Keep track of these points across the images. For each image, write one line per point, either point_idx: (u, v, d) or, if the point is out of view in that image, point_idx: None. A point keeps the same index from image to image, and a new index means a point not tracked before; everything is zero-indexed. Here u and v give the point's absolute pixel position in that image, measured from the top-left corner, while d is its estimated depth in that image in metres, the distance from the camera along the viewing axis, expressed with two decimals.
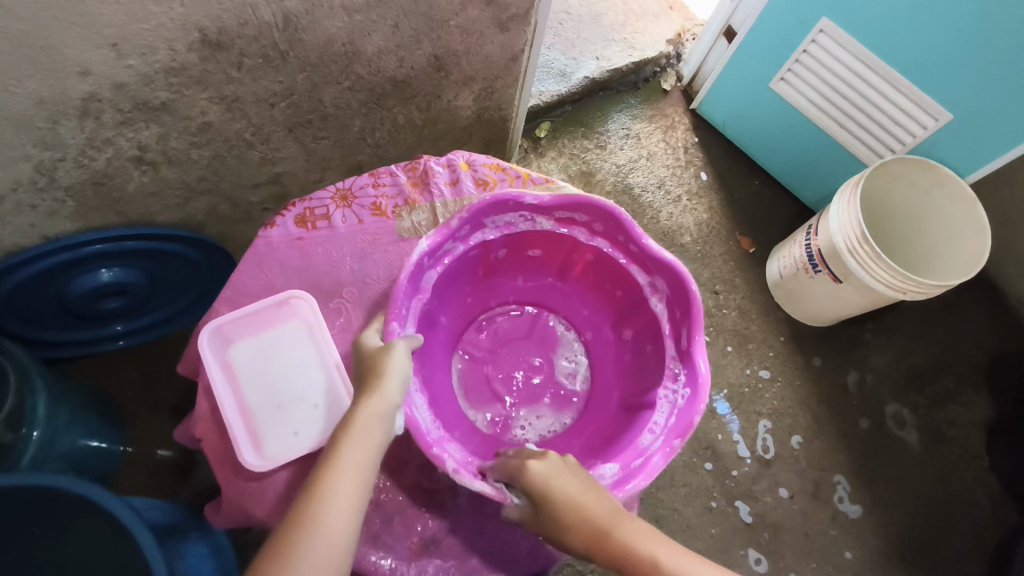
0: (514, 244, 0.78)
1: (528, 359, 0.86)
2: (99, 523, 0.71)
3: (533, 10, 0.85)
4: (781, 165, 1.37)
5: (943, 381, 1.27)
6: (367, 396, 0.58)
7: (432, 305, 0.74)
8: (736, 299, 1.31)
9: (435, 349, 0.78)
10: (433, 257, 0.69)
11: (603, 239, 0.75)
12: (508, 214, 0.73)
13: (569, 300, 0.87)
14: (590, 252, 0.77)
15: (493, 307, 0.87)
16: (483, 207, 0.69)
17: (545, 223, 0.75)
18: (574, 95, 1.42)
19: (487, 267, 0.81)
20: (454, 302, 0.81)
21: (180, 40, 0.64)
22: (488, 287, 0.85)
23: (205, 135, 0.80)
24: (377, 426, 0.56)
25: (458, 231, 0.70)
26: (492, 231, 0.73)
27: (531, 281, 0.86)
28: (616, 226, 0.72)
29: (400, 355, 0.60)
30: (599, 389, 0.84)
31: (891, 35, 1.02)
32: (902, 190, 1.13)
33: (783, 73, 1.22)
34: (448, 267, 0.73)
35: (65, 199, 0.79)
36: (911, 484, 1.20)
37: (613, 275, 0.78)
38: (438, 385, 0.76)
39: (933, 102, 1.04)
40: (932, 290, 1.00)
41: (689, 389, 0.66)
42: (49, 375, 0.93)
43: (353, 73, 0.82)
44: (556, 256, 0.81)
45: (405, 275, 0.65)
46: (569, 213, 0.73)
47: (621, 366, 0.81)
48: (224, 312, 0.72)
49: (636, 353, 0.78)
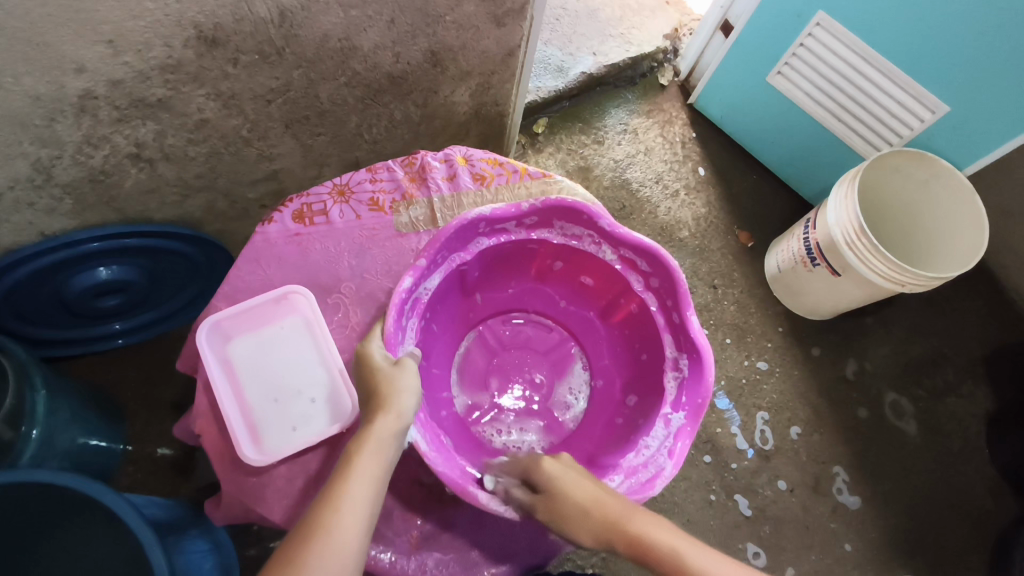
0: (572, 262, 0.78)
1: (532, 371, 0.86)
2: (100, 518, 0.72)
3: (529, 4, 0.85)
4: (780, 159, 1.37)
5: (942, 372, 1.27)
6: (380, 412, 0.58)
7: (468, 275, 0.76)
8: (734, 293, 1.31)
9: (446, 317, 0.79)
10: (492, 227, 0.71)
11: (654, 297, 0.72)
12: (579, 228, 0.73)
13: (600, 342, 0.85)
14: (635, 302, 0.75)
15: (531, 310, 0.88)
16: (557, 207, 0.70)
17: (608, 255, 0.74)
18: (571, 91, 1.42)
19: (540, 270, 0.82)
20: (492, 283, 0.83)
21: (176, 37, 0.64)
22: (533, 289, 0.85)
23: (202, 132, 0.80)
24: (390, 443, 0.57)
25: (524, 219, 0.71)
26: (556, 235, 0.74)
27: (575, 307, 0.85)
28: (671, 288, 0.69)
29: (413, 376, 0.61)
30: (577, 437, 0.81)
31: (887, 29, 1.02)
32: (901, 183, 1.13)
33: (780, 67, 1.22)
34: (500, 246, 0.74)
35: (62, 197, 0.79)
36: (911, 475, 1.20)
37: (646, 335, 0.75)
38: (434, 353, 0.77)
39: (930, 94, 1.04)
40: (930, 282, 1.00)
41: (653, 471, 0.63)
42: (48, 373, 0.93)
43: (349, 70, 0.82)
44: (607, 291, 0.79)
45: (455, 226, 0.67)
46: (633, 256, 0.71)
47: (607, 428, 0.78)
48: (222, 308, 0.72)
49: (627, 421, 0.75)
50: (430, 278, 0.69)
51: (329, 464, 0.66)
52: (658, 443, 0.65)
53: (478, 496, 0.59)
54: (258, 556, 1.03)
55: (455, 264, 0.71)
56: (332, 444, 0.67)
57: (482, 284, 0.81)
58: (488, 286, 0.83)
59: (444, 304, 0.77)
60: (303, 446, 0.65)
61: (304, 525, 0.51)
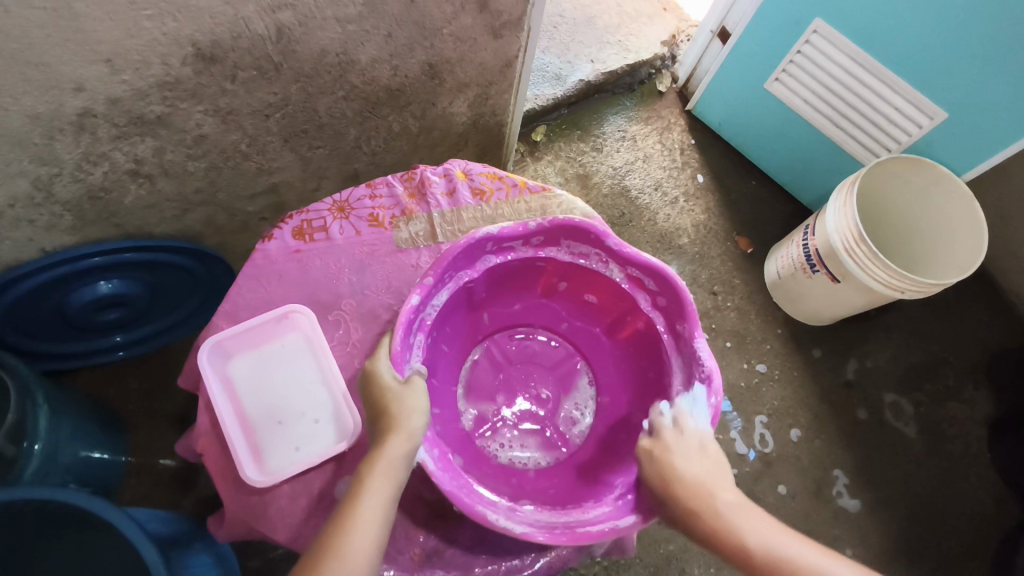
0: (579, 279, 0.78)
1: (538, 387, 0.86)
2: (102, 535, 0.72)
3: (526, 16, 0.85)
4: (778, 165, 1.37)
5: (943, 378, 1.27)
6: (391, 432, 0.58)
7: (474, 292, 0.76)
8: (735, 300, 1.32)
9: (452, 333, 0.79)
10: (499, 245, 0.71)
11: (661, 316, 0.72)
12: (585, 246, 0.73)
13: (607, 358, 0.84)
14: (642, 319, 0.75)
15: (537, 324, 0.88)
16: (564, 226, 0.70)
17: (616, 273, 0.74)
18: (569, 98, 1.42)
19: (546, 287, 0.82)
20: (498, 299, 0.83)
21: (174, 55, 0.65)
22: (539, 305, 0.85)
23: (201, 147, 0.80)
24: (401, 463, 0.57)
25: (530, 238, 0.72)
26: (563, 253, 0.74)
27: (581, 322, 0.85)
28: (679, 309, 0.69)
29: (421, 394, 0.61)
30: (583, 453, 0.81)
31: (886, 36, 1.03)
32: (899, 189, 1.13)
33: (778, 73, 1.22)
34: (507, 264, 0.74)
35: (62, 213, 0.80)
36: (912, 480, 1.20)
37: (653, 352, 0.75)
38: (439, 369, 0.77)
39: (928, 100, 1.04)
40: (930, 288, 1.00)
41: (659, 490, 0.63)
42: (49, 388, 0.93)
43: (347, 83, 0.82)
44: (613, 308, 0.80)
45: (462, 245, 0.67)
46: (641, 275, 0.71)
47: (612, 444, 0.78)
48: (223, 326, 0.72)
49: (632, 438, 0.75)
50: (438, 296, 0.69)
51: (332, 481, 0.66)
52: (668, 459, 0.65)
53: (486, 515, 0.59)
54: (261, 568, 1.03)
55: (462, 282, 0.71)
56: (335, 462, 0.67)
57: (488, 301, 0.81)
58: (494, 302, 0.83)
59: (451, 320, 0.77)
60: (306, 467, 0.65)
61: (318, 549, 0.51)
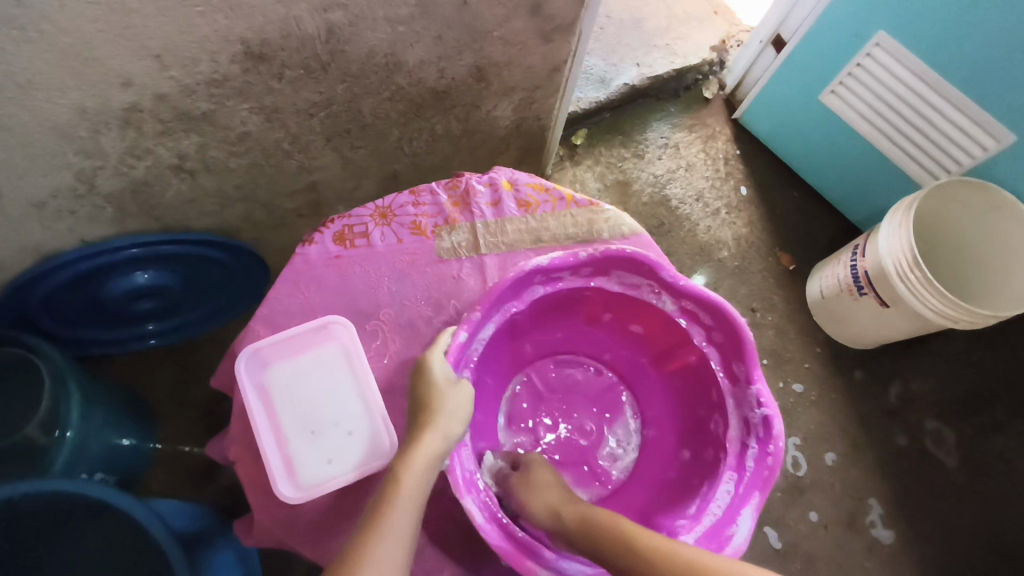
0: (627, 311, 0.76)
1: (581, 418, 0.83)
2: (126, 528, 0.72)
3: (579, 20, 0.82)
4: (827, 183, 1.33)
5: (991, 411, 1.22)
6: (429, 428, 0.60)
7: (518, 322, 0.75)
8: (773, 318, 1.28)
9: (495, 364, 0.78)
10: (548, 277, 0.71)
11: (716, 353, 0.70)
12: (638, 277, 0.71)
13: (653, 390, 0.82)
14: (695, 354, 0.73)
15: (581, 353, 0.86)
16: (615, 258, 0.69)
17: (668, 305, 0.72)
18: (612, 102, 1.38)
19: (591, 315, 0.80)
20: (541, 328, 0.81)
21: (223, 52, 0.63)
22: (582, 333, 0.83)
23: (244, 144, 0.79)
24: (436, 460, 0.59)
25: (579, 268, 0.71)
26: (613, 283, 0.73)
27: (626, 353, 0.83)
28: (736, 344, 0.68)
29: (463, 396, 0.63)
30: (629, 489, 0.78)
31: (954, 52, 0.97)
32: (958, 215, 1.09)
33: (833, 85, 1.18)
34: (555, 294, 0.73)
35: (104, 205, 0.79)
36: (952, 514, 1.16)
37: (704, 390, 0.73)
38: (482, 401, 0.76)
39: (995, 121, 0.99)
40: (986, 320, 0.96)
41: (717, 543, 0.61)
42: (83, 378, 0.93)
43: (393, 84, 0.80)
44: (661, 340, 0.77)
45: (512, 278, 0.67)
46: (696, 309, 0.70)
47: (661, 482, 0.76)
48: (260, 331, 0.71)
49: (683, 479, 0.73)
50: (485, 329, 0.69)
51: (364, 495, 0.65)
52: (723, 503, 0.64)
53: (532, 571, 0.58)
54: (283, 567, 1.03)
55: (509, 313, 0.71)
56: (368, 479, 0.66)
57: (532, 330, 0.80)
58: (536, 332, 0.81)
59: (496, 350, 0.76)
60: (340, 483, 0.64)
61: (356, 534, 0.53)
